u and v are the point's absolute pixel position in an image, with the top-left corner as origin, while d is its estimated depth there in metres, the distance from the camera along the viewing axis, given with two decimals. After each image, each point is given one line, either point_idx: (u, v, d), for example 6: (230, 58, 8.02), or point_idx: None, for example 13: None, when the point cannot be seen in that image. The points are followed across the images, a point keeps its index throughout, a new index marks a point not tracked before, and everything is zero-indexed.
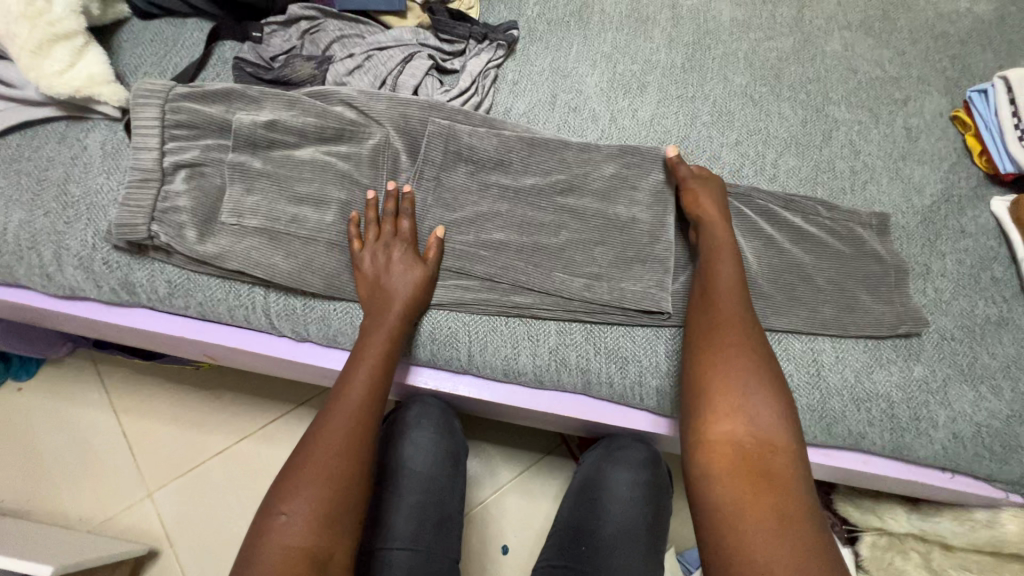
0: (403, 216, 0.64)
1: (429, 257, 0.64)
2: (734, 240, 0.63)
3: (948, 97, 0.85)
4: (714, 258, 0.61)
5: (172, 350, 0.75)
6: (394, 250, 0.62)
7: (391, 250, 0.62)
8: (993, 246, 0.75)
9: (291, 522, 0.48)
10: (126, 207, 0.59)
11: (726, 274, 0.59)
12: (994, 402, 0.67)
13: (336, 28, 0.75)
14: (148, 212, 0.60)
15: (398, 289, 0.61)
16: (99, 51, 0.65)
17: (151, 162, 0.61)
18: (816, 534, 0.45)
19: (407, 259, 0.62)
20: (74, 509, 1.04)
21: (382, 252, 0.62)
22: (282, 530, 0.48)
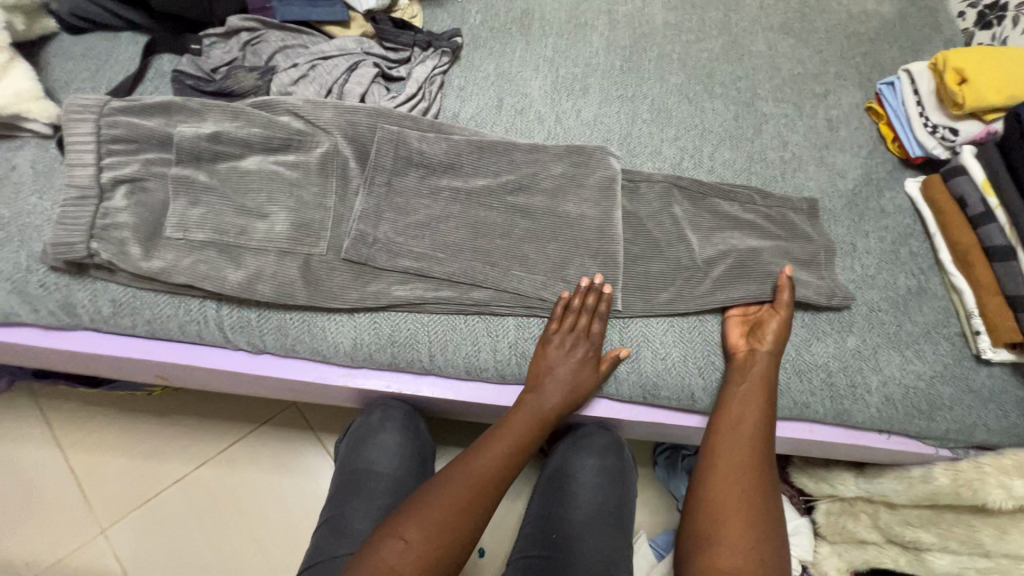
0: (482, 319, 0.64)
1: (598, 333, 0.66)
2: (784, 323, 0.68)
3: (863, 90, 0.93)
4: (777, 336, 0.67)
5: (121, 375, 0.73)
6: (579, 351, 0.64)
7: (548, 351, 0.64)
8: (909, 224, 0.82)
9: (399, 547, 0.51)
10: (62, 226, 0.57)
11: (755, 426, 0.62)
12: (919, 365, 0.73)
13: (278, 39, 0.75)
14: (86, 229, 0.58)
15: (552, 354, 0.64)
16: (25, 67, 0.63)
17: (87, 179, 0.59)
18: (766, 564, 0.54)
19: (591, 361, 0.65)
20: (20, 554, 0.98)
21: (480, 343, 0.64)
22: (391, 551, 0.51)
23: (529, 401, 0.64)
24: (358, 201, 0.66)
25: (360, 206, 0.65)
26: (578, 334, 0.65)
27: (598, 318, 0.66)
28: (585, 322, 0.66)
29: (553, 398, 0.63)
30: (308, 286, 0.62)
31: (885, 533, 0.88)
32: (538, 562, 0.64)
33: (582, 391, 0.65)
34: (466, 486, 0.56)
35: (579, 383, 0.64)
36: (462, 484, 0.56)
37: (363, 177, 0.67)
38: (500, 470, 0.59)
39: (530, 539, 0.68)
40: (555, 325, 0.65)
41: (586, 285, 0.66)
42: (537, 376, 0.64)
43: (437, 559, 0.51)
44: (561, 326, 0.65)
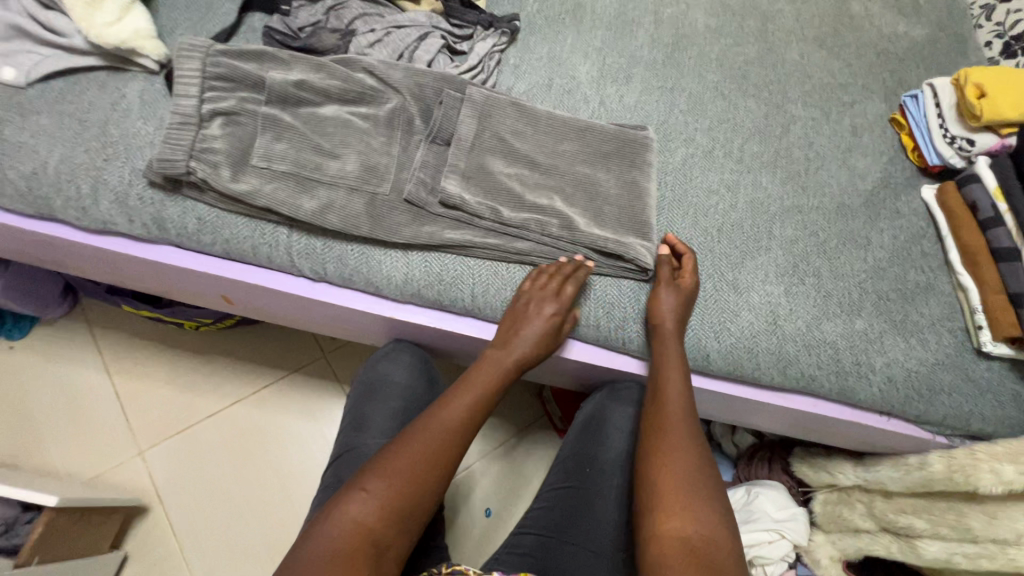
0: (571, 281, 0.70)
1: (569, 293, 0.69)
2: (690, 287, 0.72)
3: (887, 103, 0.99)
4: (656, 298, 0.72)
5: (190, 294, 0.80)
6: (546, 307, 0.68)
7: (518, 308, 0.69)
8: (922, 226, 0.88)
9: (365, 500, 0.53)
10: (167, 145, 0.65)
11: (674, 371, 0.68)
12: (921, 352, 0.78)
13: (359, 7, 0.83)
14: (186, 149, 0.66)
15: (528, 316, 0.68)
16: (144, 10, 0.71)
17: (190, 108, 0.67)
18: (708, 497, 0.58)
19: (559, 320, 0.68)
20: (64, 464, 1.05)
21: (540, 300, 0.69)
22: (354, 505, 0.53)
23: (496, 356, 0.68)
24: (419, 151, 0.74)
25: (421, 156, 0.73)
26: (548, 292, 0.69)
27: (573, 281, 0.70)
28: (558, 283, 0.70)
29: (519, 349, 0.68)
30: (371, 220, 0.70)
31: (879, 520, 0.92)
32: (567, 491, 0.73)
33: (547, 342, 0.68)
34: (441, 431, 0.60)
35: (544, 337, 0.68)
36: (436, 430, 0.60)
37: (426, 132, 0.74)
38: (468, 413, 0.62)
39: (562, 471, 0.76)
40: (530, 284, 0.71)
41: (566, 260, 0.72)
42: (507, 333, 0.69)
43: (404, 505, 0.54)
44: (533, 285, 0.70)
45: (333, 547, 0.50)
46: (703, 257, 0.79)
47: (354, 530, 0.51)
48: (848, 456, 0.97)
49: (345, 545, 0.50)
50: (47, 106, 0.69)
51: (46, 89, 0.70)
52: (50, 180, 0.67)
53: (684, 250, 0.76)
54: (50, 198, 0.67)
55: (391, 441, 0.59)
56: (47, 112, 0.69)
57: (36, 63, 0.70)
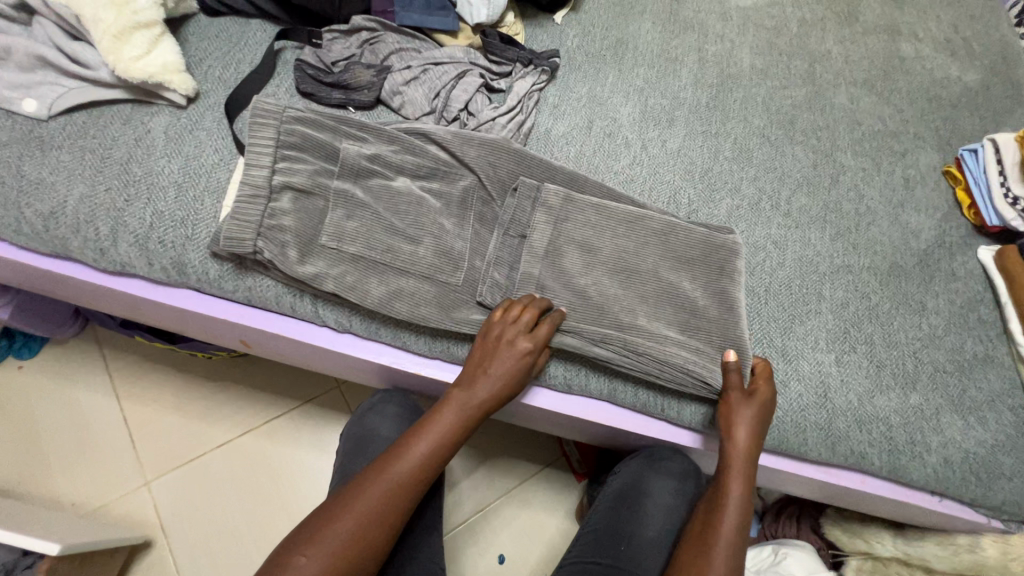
0: (546, 321, 0.64)
1: (544, 327, 0.64)
2: (766, 400, 0.64)
3: (941, 153, 0.94)
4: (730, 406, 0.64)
5: (205, 334, 0.77)
6: (520, 345, 0.62)
7: (488, 344, 0.63)
8: (979, 290, 0.82)
9: (304, 567, 0.50)
10: (234, 221, 0.61)
11: (736, 492, 0.60)
12: (980, 432, 0.73)
13: (394, 41, 0.80)
14: (255, 228, 0.62)
15: (497, 359, 0.62)
16: (173, 42, 0.68)
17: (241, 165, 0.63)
18: None
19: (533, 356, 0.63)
20: (68, 493, 1.02)
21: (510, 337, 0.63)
22: (297, 572, 0.50)
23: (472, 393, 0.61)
24: (493, 242, 0.70)
25: (495, 249, 0.69)
26: (522, 325, 0.63)
27: (546, 320, 0.64)
28: (530, 318, 0.64)
29: (495, 389, 0.61)
30: (442, 311, 0.66)
31: None
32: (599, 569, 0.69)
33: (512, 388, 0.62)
34: (403, 481, 0.55)
35: (516, 378, 0.62)
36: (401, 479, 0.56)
37: (500, 223, 0.71)
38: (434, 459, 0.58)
39: (593, 545, 0.72)
40: (499, 316, 0.64)
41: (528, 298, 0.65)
42: (479, 368, 0.62)
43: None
44: (502, 318, 0.64)
45: None
46: (751, 319, 0.75)
47: None
48: (886, 525, 0.92)
49: None
50: (68, 141, 0.66)
51: (68, 123, 0.67)
52: (68, 220, 0.64)
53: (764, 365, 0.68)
54: (67, 238, 0.64)
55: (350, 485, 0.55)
56: (68, 147, 0.66)
57: (59, 95, 0.66)
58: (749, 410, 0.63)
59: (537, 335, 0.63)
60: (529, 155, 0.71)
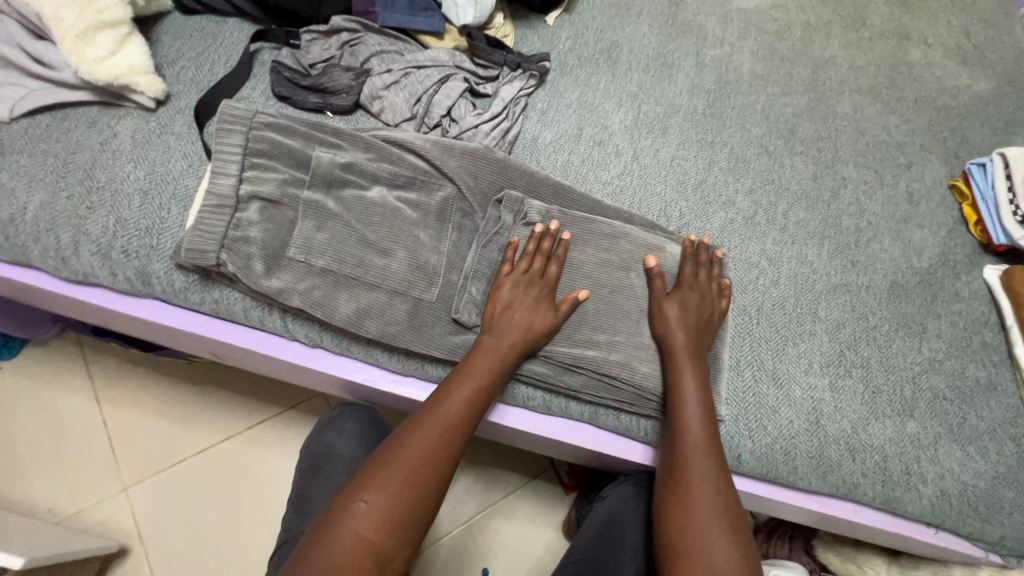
0: (554, 262, 0.65)
1: (554, 272, 0.65)
2: (690, 301, 0.65)
3: (948, 166, 0.90)
4: (660, 320, 0.65)
5: (177, 344, 0.74)
6: (533, 291, 0.63)
7: (501, 294, 0.63)
8: (983, 311, 0.79)
9: (365, 514, 0.48)
10: (198, 232, 0.59)
11: (693, 399, 0.60)
12: (981, 463, 0.69)
13: (376, 43, 0.77)
14: (218, 239, 0.59)
15: (515, 300, 0.63)
16: (141, 42, 0.66)
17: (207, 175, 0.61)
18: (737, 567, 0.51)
19: (547, 301, 0.63)
20: (45, 498, 1.01)
21: (523, 284, 0.63)
22: (360, 519, 0.48)
23: (490, 345, 0.60)
24: (472, 254, 0.67)
25: (474, 263, 0.66)
26: (532, 273, 0.64)
27: (556, 260, 0.65)
28: (540, 264, 0.65)
29: (512, 334, 0.61)
30: (413, 330, 0.63)
31: None
32: None
33: (537, 328, 0.62)
34: (434, 438, 0.53)
35: (533, 326, 0.62)
36: (434, 433, 0.53)
37: (479, 236, 0.67)
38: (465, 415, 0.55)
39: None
40: (507, 268, 0.64)
41: (540, 231, 0.65)
42: (495, 320, 0.62)
43: (403, 517, 0.49)
44: (513, 271, 0.64)
45: (335, 563, 0.46)
46: (741, 340, 0.72)
47: (354, 547, 0.47)
48: (880, 551, 0.88)
49: (348, 561, 0.46)
50: (31, 145, 0.64)
51: (31, 126, 0.64)
52: (29, 228, 0.61)
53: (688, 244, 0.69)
54: (28, 247, 0.62)
55: (380, 448, 0.53)
56: (30, 152, 0.63)
57: (22, 97, 0.64)
58: (673, 306, 0.65)
59: (548, 273, 0.65)
60: (510, 165, 0.68)
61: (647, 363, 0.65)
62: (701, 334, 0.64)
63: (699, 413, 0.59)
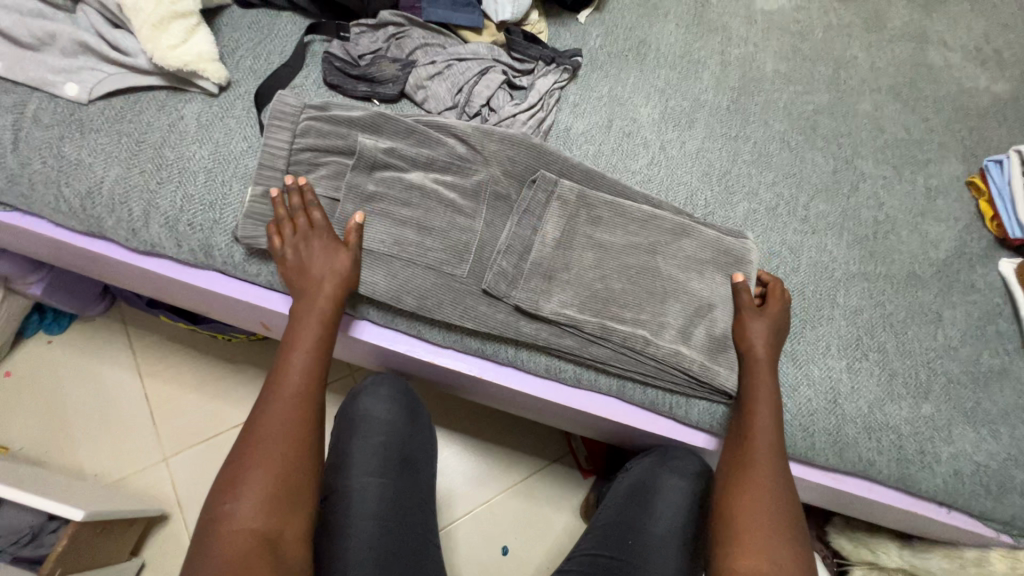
0: (312, 209, 0.65)
1: (321, 219, 0.65)
2: (779, 314, 0.70)
3: (965, 164, 0.92)
4: (743, 320, 0.69)
5: (229, 315, 0.79)
6: (311, 244, 0.64)
7: (291, 256, 0.64)
8: (998, 302, 0.81)
9: (240, 508, 0.51)
10: (247, 220, 0.66)
11: (766, 393, 0.64)
12: (993, 445, 0.72)
13: (420, 36, 0.81)
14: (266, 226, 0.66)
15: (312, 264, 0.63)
16: (208, 32, 0.71)
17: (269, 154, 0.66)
18: (794, 550, 0.55)
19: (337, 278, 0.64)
20: (90, 465, 1.06)
21: (302, 245, 0.64)
22: (237, 514, 0.51)
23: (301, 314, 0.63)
24: (505, 232, 0.70)
25: (507, 240, 0.70)
26: (301, 230, 0.65)
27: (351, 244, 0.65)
28: (294, 216, 0.65)
29: (312, 295, 0.63)
30: (451, 303, 0.68)
31: None
32: (610, 563, 0.70)
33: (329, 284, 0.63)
34: (281, 406, 0.57)
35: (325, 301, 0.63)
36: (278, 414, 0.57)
37: (514, 215, 0.71)
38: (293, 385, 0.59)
39: (604, 540, 0.73)
40: (276, 230, 0.65)
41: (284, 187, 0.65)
42: (298, 283, 0.64)
43: (275, 500, 0.52)
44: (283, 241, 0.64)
45: (226, 561, 0.49)
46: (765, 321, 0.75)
47: (246, 538, 0.50)
48: (893, 536, 0.91)
49: (247, 554, 0.49)
50: (106, 125, 0.69)
51: (106, 107, 0.70)
52: (104, 201, 0.66)
53: (771, 278, 0.72)
54: (102, 218, 0.67)
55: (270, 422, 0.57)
56: (106, 131, 0.69)
57: (99, 80, 0.69)
58: (761, 322, 0.68)
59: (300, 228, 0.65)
60: (547, 151, 0.72)
61: (670, 339, 0.69)
62: (778, 339, 0.69)
63: (771, 406, 0.63)
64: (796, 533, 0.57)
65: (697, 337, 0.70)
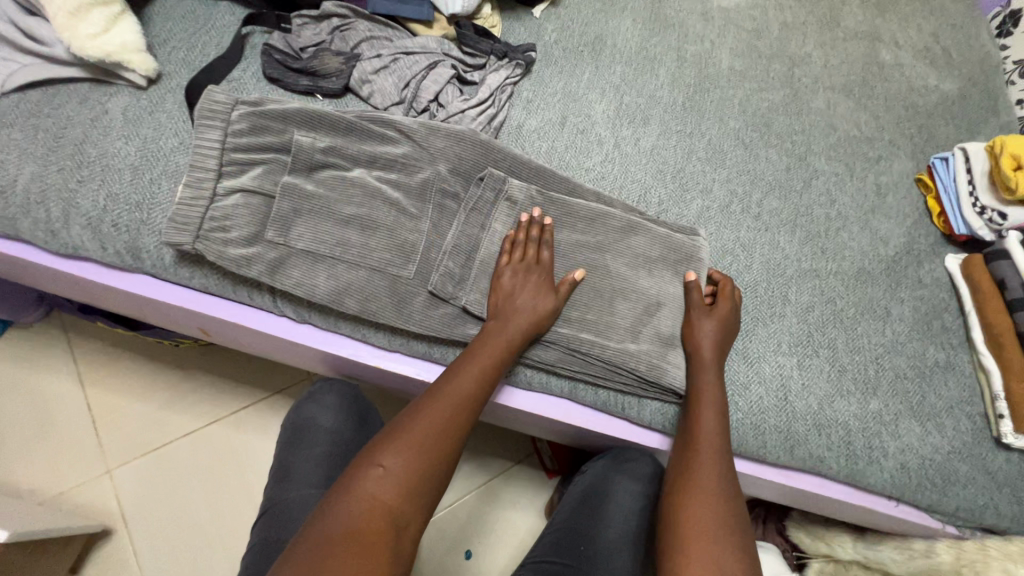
0: (545, 247, 0.67)
1: (548, 257, 0.67)
2: (728, 315, 0.69)
3: (914, 161, 0.94)
4: (690, 325, 0.69)
5: (165, 320, 0.75)
6: (532, 277, 0.65)
7: (502, 284, 0.65)
8: (944, 298, 0.83)
9: (383, 475, 0.50)
10: (174, 224, 0.61)
11: (710, 398, 0.63)
12: (938, 438, 0.73)
13: (366, 29, 0.78)
14: (194, 230, 0.61)
15: (524, 299, 0.64)
16: (134, 21, 0.67)
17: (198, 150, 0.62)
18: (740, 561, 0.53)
19: (547, 283, 0.66)
20: (28, 479, 1.00)
21: (522, 274, 0.66)
22: (377, 480, 0.49)
23: (496, 329, 0.63)
24: (451, 232, 0.68)
25: (453, 239, 0.67)
26: (528, 261, 0.66)
27: (546, 245, 0.67)
28: (534, 253, 0.67)
29: (519, 317, 0.63)
30: (395, 306, 0.65)
31: None
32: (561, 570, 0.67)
33: (542, 314, 0.64)
34: (456, 404, 0.56)
35: (540, 308, 0.64)
36: (446, 403, 0.56)
37: (461, 215, 0.68)
38: (477, 394, 0.58)
39: (557, 546, 0.71)
40: (506, 258, 0.67)
41: (526, 221, 0.67)
42: (500, 308, 0.64)
43: (419, 481, 0.50)
44: (511, 260, 0.67)
45: (352, 527, 0.46)
46: None
47: (372, 507, 0.48)
48: (848, 528, 0.92)
49: (366, 525, 0.47)
50: (22, 120, 0.64)
51: (21, 100, 0.65)
52: (19, 200, 0.62)
53: (722, 277, 0.71)
54: (17, 219, 0.62)
55: (393, 421, 0.54)
56: (21, 126, 0.64)
57: (13, 71, 0.65)
58: (710, 322, 0.68)
59: (525, 264, 0.66)
60: (495, 148, 0.70)
61: (620, 340, 0.68)
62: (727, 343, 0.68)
63: (715, 413, 0.62)
64: (744, 545, 0.54)
65: (646, 336, 0.69)
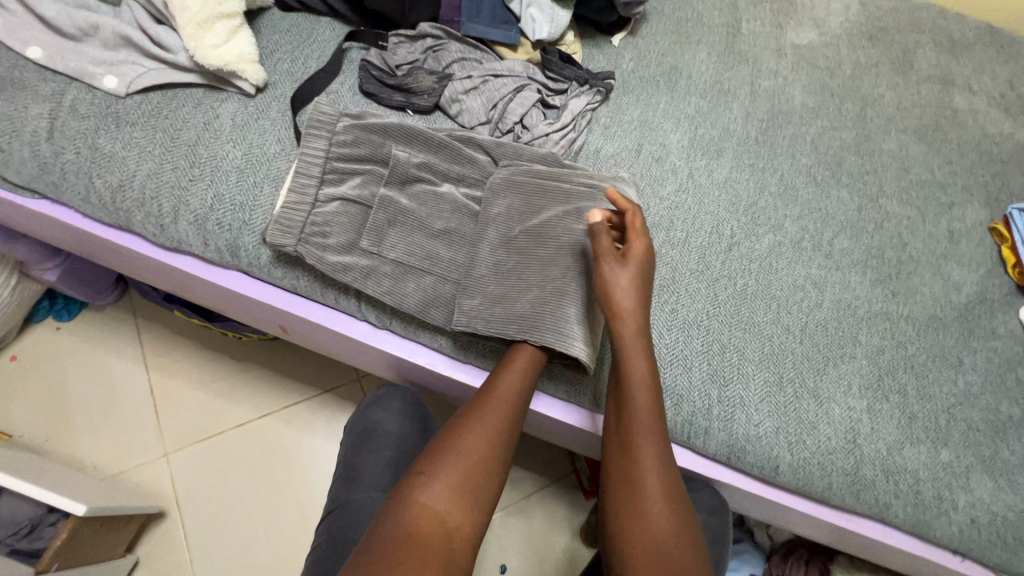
0: None
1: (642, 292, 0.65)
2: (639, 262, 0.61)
3: (988, 209, 0.93)
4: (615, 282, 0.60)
5: (247, 315, 0.79)
6: None
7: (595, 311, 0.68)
8: (1018, 350, 0.81)
9: (429, 486, 0.55)
10: (278, 226, 0.64)
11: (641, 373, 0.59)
12: (1011, 496, 0.71)
13: (457, 50, 0.82)
14: (297, 233, 0.65)
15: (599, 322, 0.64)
16: (250, 34, 0.71)
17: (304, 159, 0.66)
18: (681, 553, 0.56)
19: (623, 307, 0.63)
20: (90, 456, 1.05)
21: None
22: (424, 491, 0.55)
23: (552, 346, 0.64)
24: None
25: None
26: None
27: None
28: None
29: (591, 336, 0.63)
30: None
31: None
32: None
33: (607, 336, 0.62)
34: (498, 414, 0.59)
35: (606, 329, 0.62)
36: (495, 415, 0.59)
37: None
38: (511, 401, 0.60)
39: None
40: None
41: None
42: None
43: (468, 492, 0.55)
44: None
45: (403, 535, 0.53)
46: (783, 357, 0.75)
47: (425, 516, 0.54)
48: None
49: (420, 533, 0.53)
50: (141, 120, 0.69)
51: (143, 101, 0.70)
52: (135, 194, 0.66)
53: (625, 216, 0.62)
54: (131, 212, 0.67)
55: (440, 432, 0.59)
56: (140, 126, 0.69)
57: (139, 75, 0.70)
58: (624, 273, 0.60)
59: None
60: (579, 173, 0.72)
61: None
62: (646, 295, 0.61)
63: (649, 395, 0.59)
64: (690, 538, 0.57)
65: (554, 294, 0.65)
